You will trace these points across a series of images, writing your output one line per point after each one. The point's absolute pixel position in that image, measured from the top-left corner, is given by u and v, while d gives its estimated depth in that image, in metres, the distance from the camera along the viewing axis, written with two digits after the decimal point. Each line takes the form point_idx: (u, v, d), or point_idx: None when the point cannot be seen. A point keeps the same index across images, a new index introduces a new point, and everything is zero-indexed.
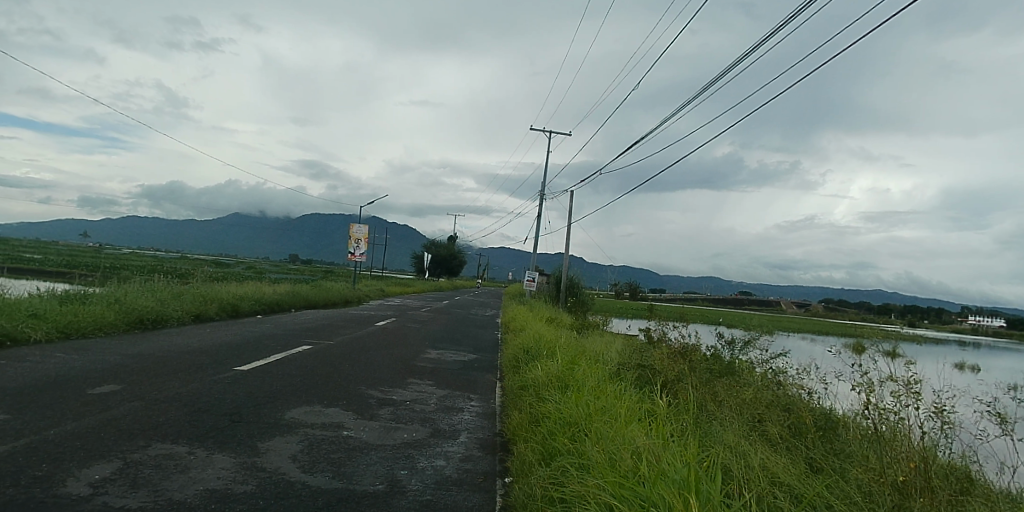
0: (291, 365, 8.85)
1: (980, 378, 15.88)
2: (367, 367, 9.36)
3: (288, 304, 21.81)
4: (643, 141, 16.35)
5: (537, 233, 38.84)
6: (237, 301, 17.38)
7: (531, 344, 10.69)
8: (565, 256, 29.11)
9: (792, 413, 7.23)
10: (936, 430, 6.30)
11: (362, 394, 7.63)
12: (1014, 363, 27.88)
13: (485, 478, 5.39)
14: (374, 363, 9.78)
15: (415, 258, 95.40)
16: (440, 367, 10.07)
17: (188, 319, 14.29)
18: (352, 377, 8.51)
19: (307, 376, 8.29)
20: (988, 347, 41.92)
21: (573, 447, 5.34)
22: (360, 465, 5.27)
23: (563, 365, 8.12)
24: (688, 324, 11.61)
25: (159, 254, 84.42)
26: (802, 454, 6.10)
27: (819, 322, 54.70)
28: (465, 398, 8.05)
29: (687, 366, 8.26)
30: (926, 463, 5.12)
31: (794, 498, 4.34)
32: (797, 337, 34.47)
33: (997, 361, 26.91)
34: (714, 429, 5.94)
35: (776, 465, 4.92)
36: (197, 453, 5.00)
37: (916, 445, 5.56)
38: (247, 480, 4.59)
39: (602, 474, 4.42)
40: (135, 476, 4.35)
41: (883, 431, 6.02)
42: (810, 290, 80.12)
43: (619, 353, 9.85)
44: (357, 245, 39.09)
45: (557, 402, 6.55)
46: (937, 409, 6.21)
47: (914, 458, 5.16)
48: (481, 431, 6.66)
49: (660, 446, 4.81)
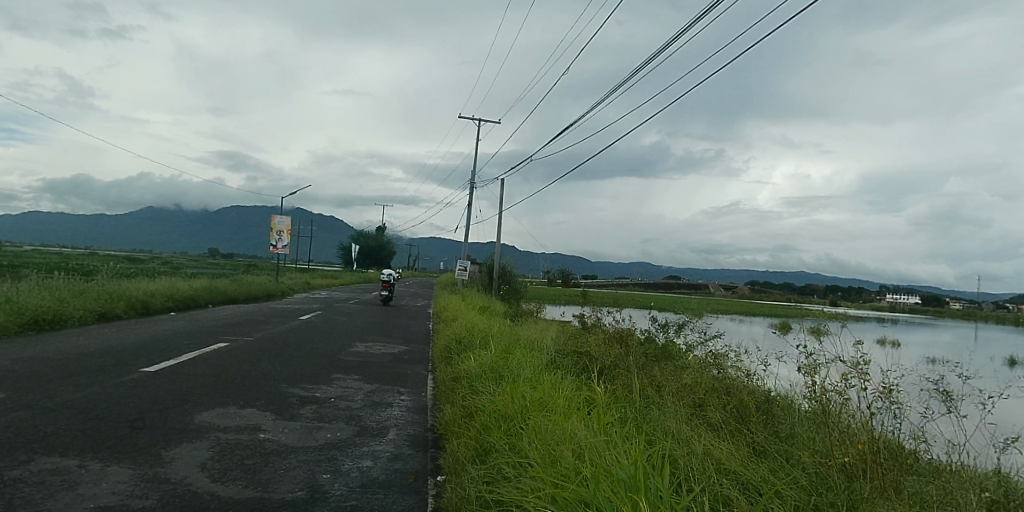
0: (205, 364, 8.47)
1: (905, 355, 16.44)
2: (289, 364, 8.99)
3: (205, 298, 21.13)
4: (570, 125, 16.16)
5: (469, 223, 39.09)
6: (148, 299, 16.69)
7: (463, 334, 10.62)
8: (497, 246, 29.27)
9: (736, 393, 7.14)
10: (884, 411, 6.23)
11: (284, 393, 7.26)
12: (920, 335, 29.81)
13: (415, 477, 5.35)
14: (298, 359, 9.46)
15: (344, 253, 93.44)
16: (367, 361, 9.86)
17: (92, 317, 13.60)
18: (274, 375, 8.16)
19: (221, 375, 7.91)
20: (898, 323, 44.54)
21: (508, 443, 5.35)
22: (279, 472, 5.15)
23: (497, 356, 7.97)
24: (621, 309, 11.64)
25: (76, 253, 80.18)
26: (745, 438, 6.12)
27: (748, 304, 56.94)
28: (394, 392, 7.81)
29: (623, 350, 8.15)
30: (867, 447, 5.51)
31: (743, 487, 5.11)
32: (723, 318, 35.68)
33: (910, 335, 28.44)
34: (654, 416, 6.00)
35: (719, 451, 5.62)
36: (89, 467, 4.74)
37: (858, 430, 5.76)
38: (147, 494, 4.40)
39: (541, 476, 4.72)
40: (10, 495, 4.09)
41: (827, 416, 6.04)
42: (741, 276, 83.45)
43: (554, 341, 9.85)
44: (280, 238, 38.16)
45: (490, 394, 6.32)
46: (884, 389, 6.10)
47: (861, 440, 5.59)
48: (411, 426, 6.39)
49: (600, 443, 5.08)
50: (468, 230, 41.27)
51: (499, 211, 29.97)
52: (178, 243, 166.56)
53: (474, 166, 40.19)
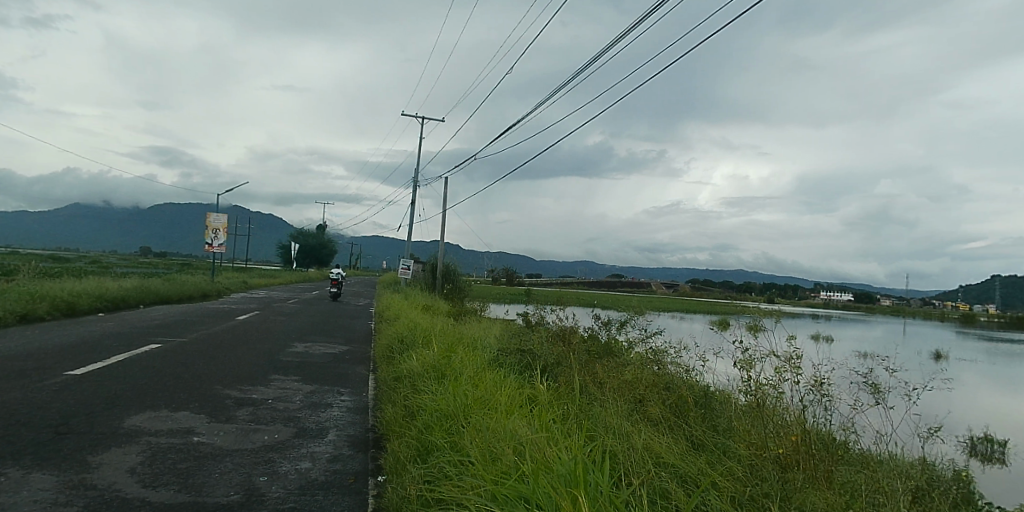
0: (135, 366, 8.21)
1: (838, 350, 17.16)
2: (225, 365, 8.80)
3: (136, 299, 20.45)
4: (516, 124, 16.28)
5: (411, 221, 38.96)
6: (73, 299, 16.06)
7: (406, 334, 10.59)
8: (439, 244, 29.27)
9: (675, 389, 7.27)
10: (815, 403, 6.46)
11: (219, 395, 7.10)
12: (850, 330, 31.23)
13: (355, 478, 5.27)
14: (235, 360, 9.27)
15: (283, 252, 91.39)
16: (307, 361, 9.74)
17: (11, 319, 13.02)
18: (209, 377, 7.97)
19: (153, 378, 7.69)
20: (831, 318, 46.59)
21: (449, 442, 5.30)
22: (213, 475, 5.02)
23: (439, 354, 7.95)
24: (565, 307, 11.76)
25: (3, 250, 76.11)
26: (683, 432, 6.24)
27: (693, 302, 58.50)
28: (334, 393, 7.72)
29: (566, 348, 8.22)
30: (800, 438, 5.70)
31: (681, 480, 5.21)
32: (665, 315, 36.60)
33: (841, 331, 29.77)
34: (595, 413, 6.07)
35: (658, 445, 5.71)
36: (9, 474, 4.54)
37: (791, 423, 5.95)
38: (72, 501, 4.25)
39: (481, 473, 4.68)
40: None
41: (762, 410, 6.22)
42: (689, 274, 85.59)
43: (497, 339, 9.89)
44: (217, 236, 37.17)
45: (432, 393, 6.30)
46: (815, 382, 6.32)
47: (793, 432, 5.78)
48: (351, 427, 6.33)
49: (541, 439, 5.08)
50: (412, 229, 41.06)
51: (443, 210, 29.84)
52: (122, 241, 160.32)
53: (417, 163, 40.04)
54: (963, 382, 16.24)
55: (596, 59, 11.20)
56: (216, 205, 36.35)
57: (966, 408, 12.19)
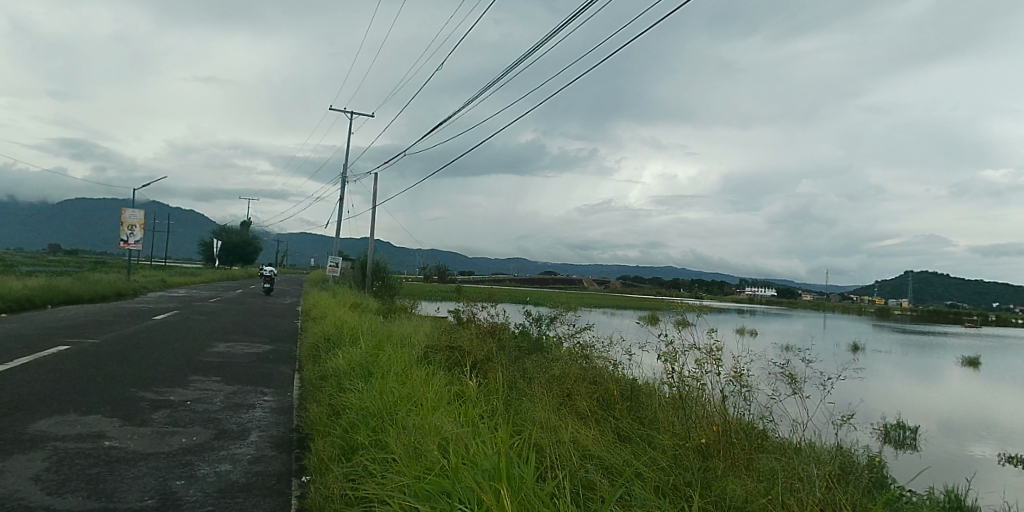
0: (41, 369, 7.86)
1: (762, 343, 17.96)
2: (140, 367, 8.53)
3: (42, 299, 19.46)
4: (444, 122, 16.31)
5: (339, 219, 38.41)
6: None
7: (332, 331, 10.53)
8: (368, 241, 29.03)
9: (602, 383, 7.40)
10: (735, 394, 6.68)
11: (133, 398, 6.87)
12: (772, 324, 32.78)
13: (278, 480, 5.13)
14: (151, 361, 9.00)
15: (203, 249, 88.11)
16: (229, 361, 9.55)
17: None
18: (123, 379, 7.70)
19: (62, 381, 7.38)
20: (754, 313, 48.83)
21: (375, 439, 5.18)
22: (126, 480, 4.83)
23: (366, 352, 7.89)
24: (496, 304, 11.87)
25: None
26: (610, 425, 6.34)
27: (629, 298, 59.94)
28: (257, 393, 7.58)
29: (495, 344, 8.25)
30: (721, 427, 5.87)
31: (606, 471, 5.26)
32: (595, 312, 37.42)
33: (765, 324, 31.21)
34: (524, 407, 6.10)
35: (586, 438, 5.75)
36: None
37: (713, 413, 6.13)
38: None
39: (404, 470, 4.55)
40: None
41: (687, 401, 6.38)
42: (628, 270, 87.70)
43: (427, 336, 9.93)
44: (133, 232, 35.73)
45: (358, 392, 6.22)
46: (735, 373, 6.55)
47: (715, 422, 5.96)
48: (275, 427, 6.23)
49: (467, 432, 5.02)
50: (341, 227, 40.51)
51: (371, 206, 29.37)
52: (47, 235, 152.15)
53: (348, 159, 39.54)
54: (877, 372, 17.24)
55: (525, 59, 11.22)
56: (132, 200, 34.95)
57: (878, 396, 12.95)
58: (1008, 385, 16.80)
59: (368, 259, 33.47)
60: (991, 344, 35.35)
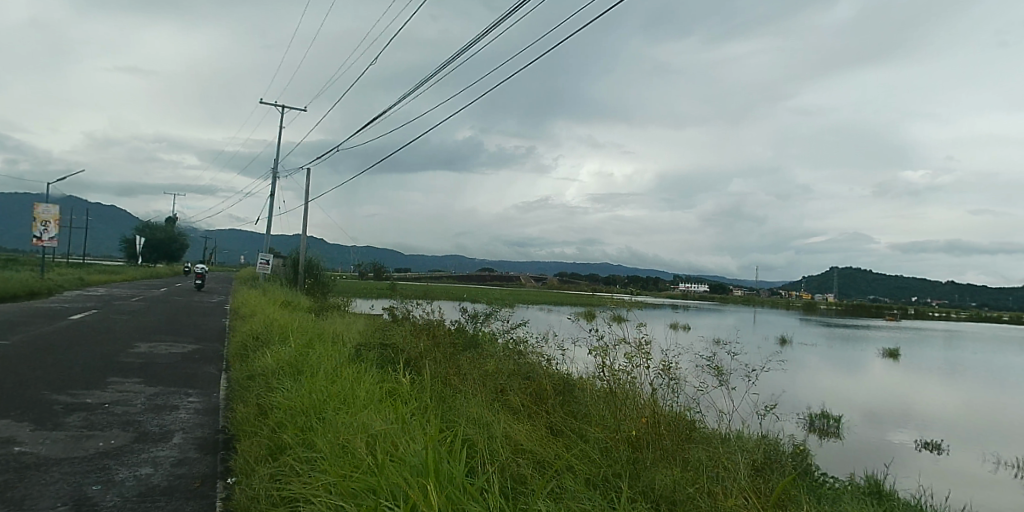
0: None
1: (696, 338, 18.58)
2: (54, 369, 8.18)
3: None
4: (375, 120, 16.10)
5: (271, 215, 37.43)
6: None
7: (261, 330, 10.35)
8: (301, 237, 28.53)
9: (536, 378, 7.50)
10: (664, 386, 6.89)
11: (46, 401, 6.60)
12: (705, 318, 33.99)
13: (202, 482, 4.97)
14: (67, 363, 8.63)
15: (126, 245, 83.66)
16: (151, 362, 9.28)
17: None
18: (35, 382, 7.38)
19: None
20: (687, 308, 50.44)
21: (303, 439, 5.12)
22: (36, 486, 4.62)
23: (296, 352, 7.80)
24: (432, 301, 11.91)
25: None
26: (543, 419, 6.44)
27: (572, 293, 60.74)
28: (181, 394, 7.40)
29: (430, 342, 8.26)
30: (651, 419, 6.04)
31: (539, 463, 5.30)
32: (533, 308, 37.82)
33: (699, 319, 32.36)
34: (457, 403, 6.12)
35: (518, 432, 5.78)
36: None
37: (642, 405, 6.30)
38: None
39: (331, 467, 4.47)
40: None
41: (618, 394, 6.54)
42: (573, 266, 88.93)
43: (360, 333, 9.90)
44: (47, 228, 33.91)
45: (287, 392, 6.14)
46: (664, 366, 6.75)
47: (645, 414, 6.12)
48: (200, 429, 6.10)
49: (396, 428, 5.00)
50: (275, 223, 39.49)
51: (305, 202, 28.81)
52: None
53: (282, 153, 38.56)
54: (804, 363, 18.10)
55: (453, 60, 11.18)
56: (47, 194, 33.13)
57: (803, 387, 13.59)
58: (921, 374, 17.99)
59: (300, 255, 32.64)
60: (904, 336, 37.73)
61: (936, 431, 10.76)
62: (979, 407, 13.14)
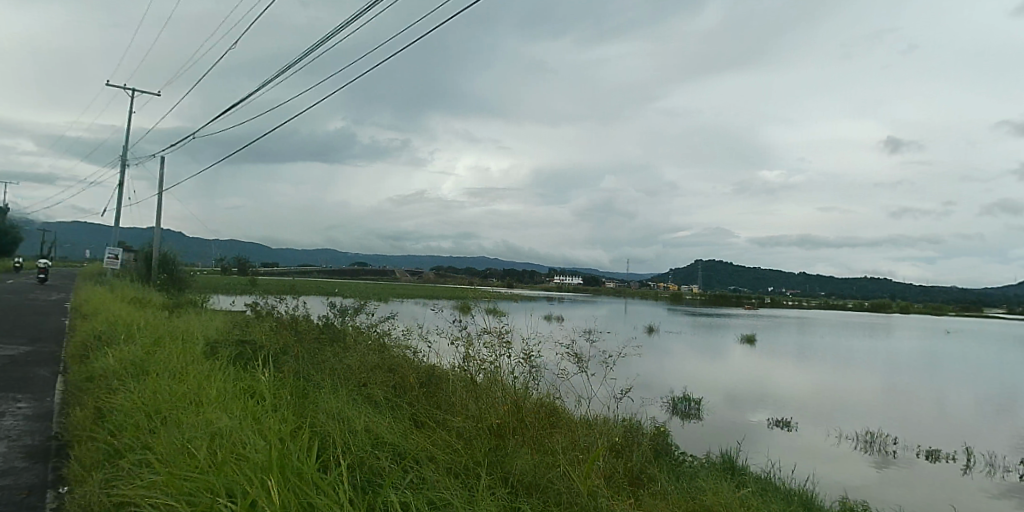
0: None
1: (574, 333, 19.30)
2: None
3: None
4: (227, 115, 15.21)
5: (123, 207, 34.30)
6: None
7: (104, 330, 9.70)
8: (154, 231, 26.56)
9: (401, 372, 7.57)
10: (526, 374, 7.19)
11: None
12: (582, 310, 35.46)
13: (29, 492, 4.63)
14: None
15: None
16: None
17: None
18: None
19: None
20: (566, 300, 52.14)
21: (144, 440, 4.90)
22: None
23: (142, 352, 7.37)
24: (299, 298, 11.60)
25: None
26: (405, 411, 6.53)
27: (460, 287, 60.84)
28: (8, 401, 6.78)
29: (293, 340, 8.09)
30: (512, 407, 6.28)
31: (397, 454, 5.39)
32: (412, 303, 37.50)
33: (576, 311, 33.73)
34: (316, 399, 6.08)
35: (379, 426, 5.83)
36: None
37: (504, 394, 6.54)
38: None
39: (169, 467, 4.32)
40: None
41: (482, 383, 6.74)
42: (465, 259, 89.29)
43: (219, 330, 9.53)
44: None
45: (130, 394, 5.83)
46: (524, 355, 7.04)
47: (507, 402, 6.37)
48: (28, 437, 5.66)
49: (244, 425, 4.90)
50: None
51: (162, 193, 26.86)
52: None
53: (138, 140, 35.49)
54: (675, 350, 19.34)
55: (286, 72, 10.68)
56: None
57: (669, 373, 14.53)
58: (780, 358, 19.81)
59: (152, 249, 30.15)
60: (755, 323, 41.54)
61: (788, 410, 11.92)
62: (824, 387, 14.70)
